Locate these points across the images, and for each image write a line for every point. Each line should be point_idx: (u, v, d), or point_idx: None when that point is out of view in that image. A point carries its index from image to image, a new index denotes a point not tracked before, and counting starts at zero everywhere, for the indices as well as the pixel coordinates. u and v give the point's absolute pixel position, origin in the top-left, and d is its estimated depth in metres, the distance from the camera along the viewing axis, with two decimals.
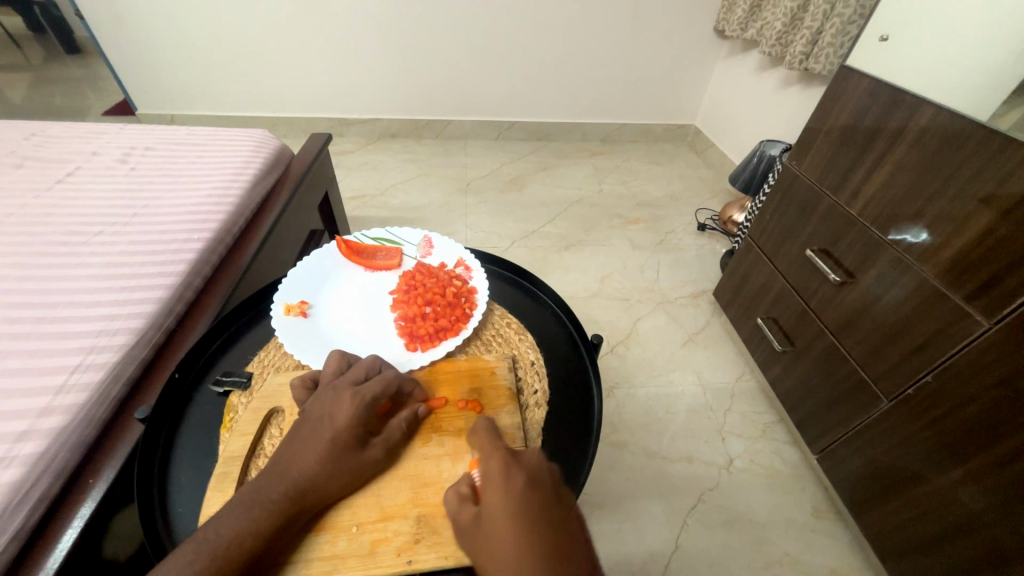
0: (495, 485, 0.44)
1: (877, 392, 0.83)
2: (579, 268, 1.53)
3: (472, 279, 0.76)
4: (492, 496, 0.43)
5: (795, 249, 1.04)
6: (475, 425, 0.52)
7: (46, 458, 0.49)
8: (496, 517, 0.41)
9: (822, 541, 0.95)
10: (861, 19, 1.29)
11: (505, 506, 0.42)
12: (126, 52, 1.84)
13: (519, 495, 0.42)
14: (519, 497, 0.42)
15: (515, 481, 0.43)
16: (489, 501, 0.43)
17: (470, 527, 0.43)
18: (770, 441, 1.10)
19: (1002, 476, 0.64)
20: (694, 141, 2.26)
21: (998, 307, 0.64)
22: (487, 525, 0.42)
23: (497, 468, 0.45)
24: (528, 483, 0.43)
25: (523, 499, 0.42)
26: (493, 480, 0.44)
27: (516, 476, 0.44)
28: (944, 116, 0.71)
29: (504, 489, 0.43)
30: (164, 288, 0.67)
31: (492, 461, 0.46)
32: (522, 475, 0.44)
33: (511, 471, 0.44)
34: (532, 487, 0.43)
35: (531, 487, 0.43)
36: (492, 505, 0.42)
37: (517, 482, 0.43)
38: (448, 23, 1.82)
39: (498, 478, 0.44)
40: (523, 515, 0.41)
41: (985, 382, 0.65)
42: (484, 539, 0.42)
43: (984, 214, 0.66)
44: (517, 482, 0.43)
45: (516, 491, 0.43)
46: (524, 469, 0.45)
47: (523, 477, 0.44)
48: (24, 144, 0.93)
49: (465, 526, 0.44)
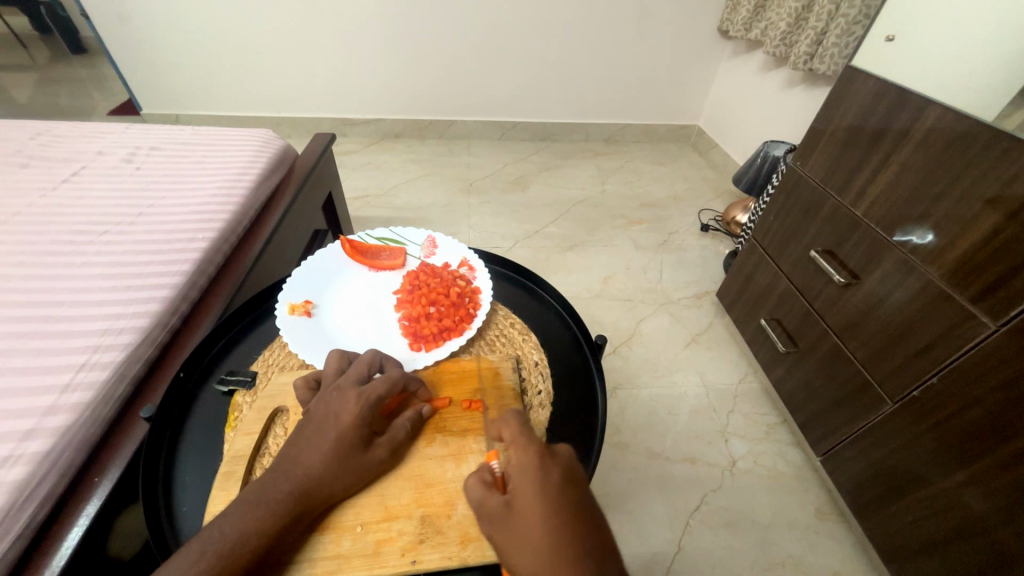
0: (529, 476, 0.43)
1: (882, 394, 0.82)
2: (582, 269, 1.53)
3: (476, 279, 0.76)
4: (526, 487, 0.42)
5: (799, 250, 1.03)
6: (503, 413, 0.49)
7: (53, 456, 0.50)
8: (532, 509, 0.41)
9: (825, 543, 0.95)
10: (866, 20, 1.28)
11: (542, 498, 0.41)
12: (131, 51, 1.84)
13: (556, 489, 0.42)
14: (556, 491, 0.41)
15: (551, 474, 0.42)
16: (522, 492, 0.42)
17: (498, 516, 0.42)
18: (773, 442, 1.10)
19: (1007, 479, 0.64)
20: (697, 142, 2.25)
21: (1003, 309, 0.64)
22: (519, 515, 0.41)
23: (531, 458, 0.44)
24: (564, 478, 0.43)
25: (560, 494, 0.41)
26: (526, 471, 0.43)
27: (552, 468, 0.43)
28: (950, 117, 0.71)
29: (541, 481, 0.42)
30: (170, 287, 0.68)
31: (525, 451, 0.44)
32: (557, 468, 0.43)
33: (546, 463, 0.43)
34: (567, 482, 0.43)
35: (567, 482, 0.43)
36: (527, 496, 0.41)
37: (553, 475, 0.42)
38: (452, 23, 1.83)
39: (532, 469, 0.43)
40: (559, 509, 0.40)
41: (990, 384, 0.65)
42: (515, 528, 0.41)
43: (990, 216, 0.66)
44: (553, 475, 0.43)
45: (553, 485, 0.42)
46: (559, 462, 0.44)
47: (557, 471, 0.43)
48: (30, 144, 0.94)
49: (491, 513, 0.43)
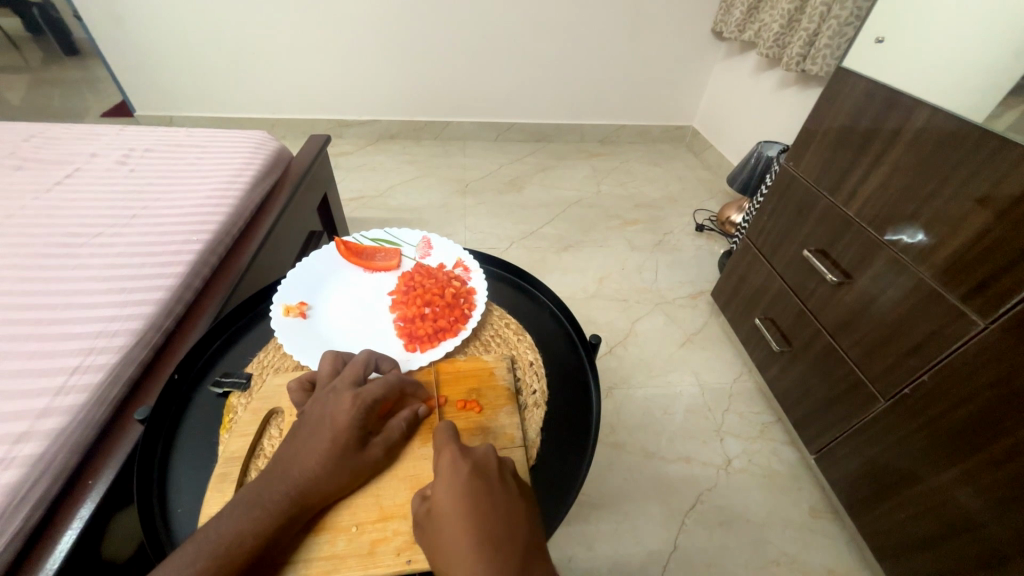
0: (442, 477, 0.44)
1: (875, 392, 0.83)
2: (578, 269, 1.54)
3: (471, 280, 0.76)
4: (439, 487, 0.44)
5: (792, 250, 1.04)
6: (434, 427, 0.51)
7: (46, 459, 0.50)
8: (443, 507, 0.42)
9: (819, 541, 0.95)
10: (857, 21, 1.29)
11: (451, 494, 0.43)
12: (124, 53, 1.84)
13: (464, 485, 0.43)
14: (463, 486, 0.43)
15: (461, 470, 0.44)
16: (437, 491, 0.44)
17: (422, 522, 0.44)
18: (768, 441, 1.11)
19: (998, 476, 0.64)
20: (692, 142, 2.27)
21: (994, 307, 0.65)
22: (436, 517, 0.42)
23: (445, 459, 0.46)
24: (474, 472, 0.44)
25: (467, 488, 0.43)
26: (441, 472, 0.45)
27: (463, 465, 0.45)
28: (940, 117, 0.72)
29: (452, 478, 0.44)
30: (164, 289, 0.67)
31: (441, 453, 0.46)
32: (469, 464, 0.45)
33: (457, 461, 0.45)
34: (478, 475, 0.44)
35: (477, 476, 0.44)
36: (440, 495, 0.43)
37: (463, 471, 0.44)
38: (447, 25, 1.83)
39: (445, 469, 0.45)
40: (465, 503, 0.42)
41: (981, 382, 0.66)
42: (434, 530, 0.42)
43: (979, 215, 0.66)
44: (463, 471, 0.44)
45: (462, 480, 0.43)
46: (473, 458, 0.46)
47: (466, 468, 0.44)
48: (24, 145, 0.93)
49: (419, 520, 0.44)
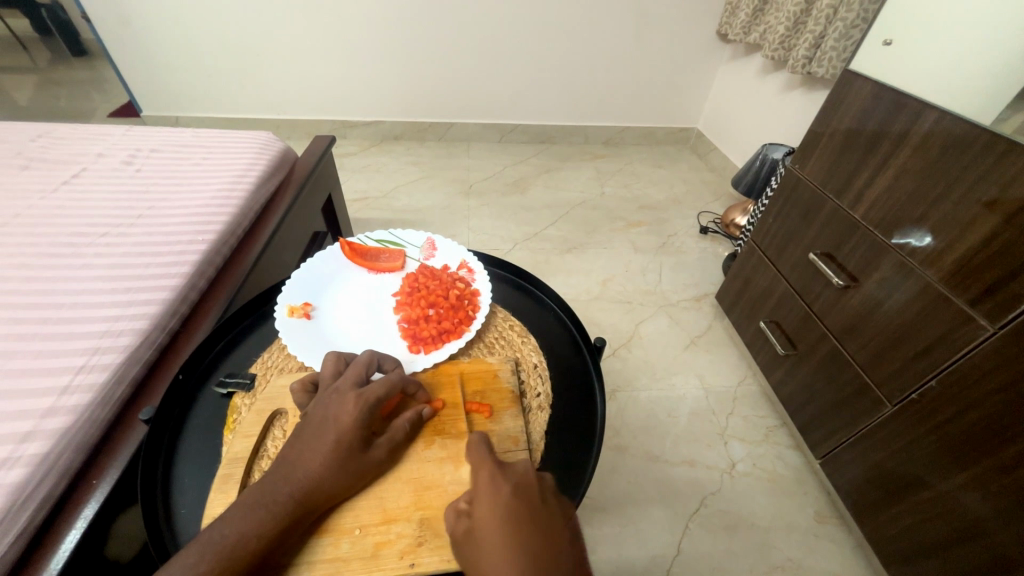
0: (484, 496, 0.44)
1: (881, 397, 0.82)
2: (581, 271, 1.54)
3: (475, 282, 0.76)
4: (482, 505, 0.44)
5: (797, 253, 1.03)
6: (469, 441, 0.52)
7: (51, 458, 0.50)
8: (486, 526, 0.42)
9: (825, 546, 0.94)
10: (864, 24, 1.29)
11: (494, 513, 0.42)
12: (131, 54, 1.85)
13: (506, 503, 0.43)
14: (506, 504, 0.43)
15: (503, 489, 0.44)
16: (479, 509, 0.44)
17: (460, 540, 0.44)
18: (773, 445, 1.10)
19: (1005, 483, 0.64)
20: (696, 144, 2.26)
21: (1002, 312, 0.64)
22: (479, 536, 0.42)
23: (486, 478, 0.46)
24: (517, 491, 0.44)
25: (511, 507, 0.43)
26: (482, 491, 0.45)
27: (504, 484, 0.45)
28: (948, 121, 0.71)
29: (494, 496, 0.44)
30: (170, 288, 0.68)
31: (482, 472, 0.47)
32: (510, 484, 0.45)
33: (498, 480, 0.45)
34: (520, 494, 0.44)
35: (519, 495, 0.44)
36: (483, 514, 0.43)
37: (504, 489, 0.44)
38: (451, 26, 1.83)
39: (486, 488, 0.45)
40: (510, 522, 0.42)
41: (989, 387, 0.65)
42: (476, 549, 0.42)
43: (987, 219, 0.66)
44: (505, 489, 0.44)
45: (505, 499, 0.43)
46: (514, 477, 0.46)
47: (508, 486, 0.45)
48: (31, 145, 0.94)
49: (459, 539, 0.43)
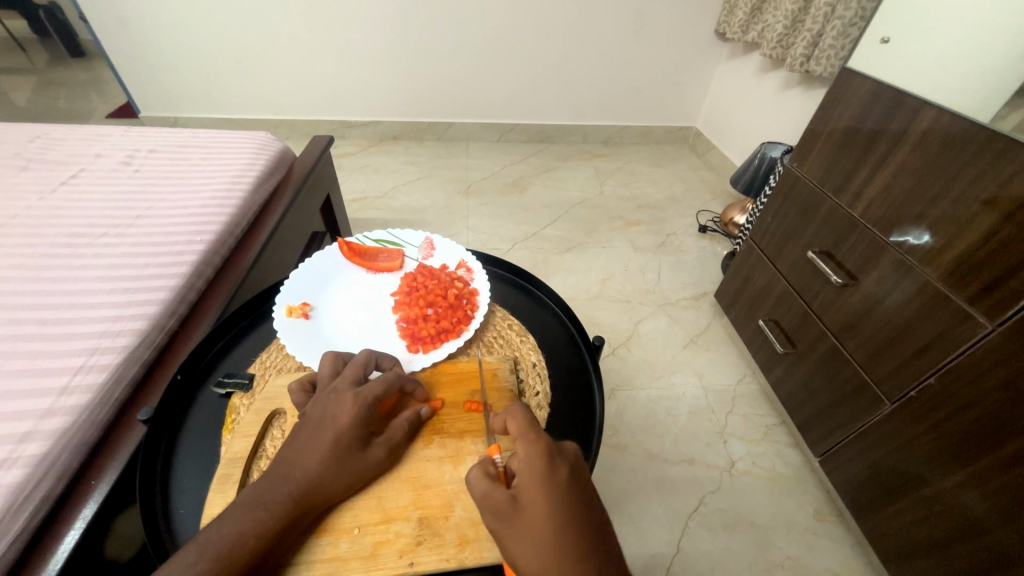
0: (538, 473, 0.42)
1: (880, 394, 0.82)
2: (581, 270, 1.54)
3: (473, 281, 0.76)
4: (535, 484, 0.42)
5: (796, 251, 1.03)
6: (509, 408, 0.48)
7: (50, 459, 0.50)
8: (542, 506, 0.41)
9: (824, 544, 0.95)
10: (861, 22, 1.29)
11: (550, 495, 0.41)
12: (129, 55, 1.85)
13: (564, 487, 0.42)
14: (564, 489, 0.42)
15: (560, 471, 0.43)
16: (531, 487, 0.42)
17: (503, 510, 0.42)
18: (772, 443, 1.10)
19: (1004, 480, 0.64)
20: (694, 143, 2.26)
21: (1000, 310, 0.64)
22: (529, 512, 0.41)
23: (541, 453, 0.43)
24: (572, 477, 0.43)
25: (567, 492, 0.42)
26: (534, 466, 0.43)
27: (561, 465, 0.43)
28: (947, 118, 0.71)
29: (549, 477, 0.42)
30: (168, 289, 0.68)
31: (535, 446, 0.44)
32: (566, 465, 0.43)
33: (555, 460, 0.43)
34: (574, 479, 0.43)
35: (574, 480, 0.43)
36: (536, 493, 0.42)
37: (562, 473, 0.43)
38: (449, 26, 1.83)
39: (541, 465, 0.43)
40: (568, 507, 0.41)
41: (987, 385, 0.65)
42: (523, 524, 0.41)
43: (986, 216, 0.66)
44: (561, 471, 0.43)
45: (562, 482, 0.42)
46: (567, 458, 0.44)
47: (565, 470, 0.43)
48: (29, 146, 0.94)
49: (497, 506, 0.42)
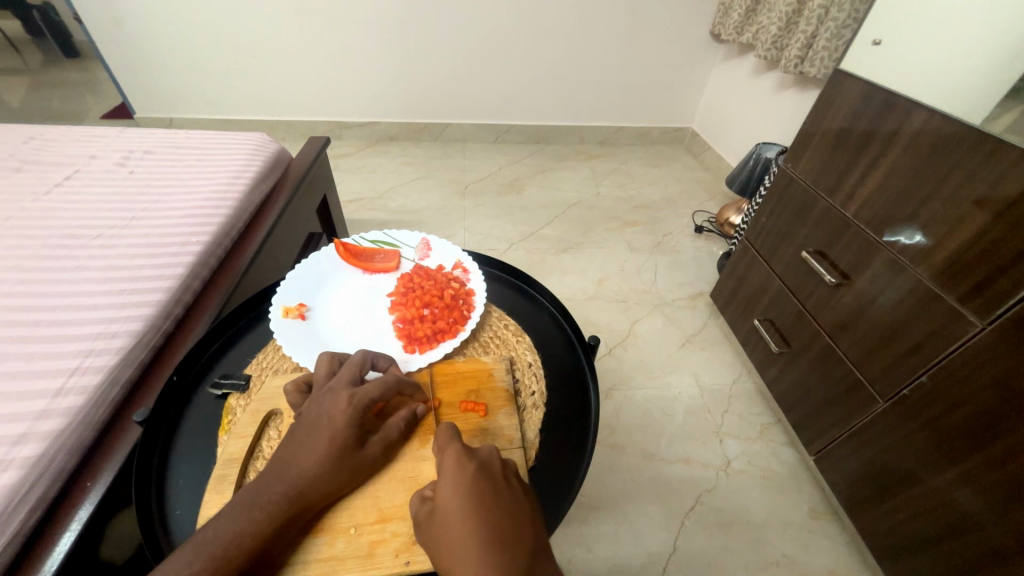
0: (447, 475, 0.44)
1: (874, 393, 0.83)
2: (577, 271, 1.54)
3: (470, 281, 0.76)
4: (445, 486, 0.44)
5: (791, 251, 1.04)
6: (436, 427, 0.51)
7: (45, 461, 0.50)
8: (449, 505, 0.42)
9: (820, 542, 0.95)
10: (854, 24, 1.30)
11: (456, 492, 0.43)
12: (124, 55, 1.84)
13: (471, 483, 0.43)
14: (471, 485, 0.43)
15: (467, 470, 0.44)
16: (441, 489, 0.44)
17: (427, 522, 0.44)
18: (768, 442, 1.11)
19: (997, 477, 0.64)
20: (690, 144, 2.27)
21: (993, 307, 0.65)
22: (442, 515, 0.42)
23: (449, 459, 0.45)
24: (481, 472, 0.44)
25: (472, 487, 0.43)
26: (445, 472, 0.45)
27: (468, 464, 0.45)
28: (938, 119, 0.72)
29: (457, 475, 0.44)
30: (164, 290, 0.67)
31: (445, 453, 0.46)
32: (474, 463, 0.45)
33: (462, 459, 0.45)
34: (484, 474, 0.44)
35: (482, 475, 0.44)
36: (445, 495, 0.43)
37: (468, 469, 0.44)
38: (446, 28, 1.84)
39: (450, 468, 0.45)
40: (471, 500, 0.42)
41: (979, 382, 0.66)
42: (438, 528, 0.42)
43: (977, 216, 0.66)
44: (468, 469, 0.44)
45: (468, 480, 0.43)
46: (478, 457, 0.46)
47: (473, 467, 0.44)
48: (23, 148, 0.93)
49: (422, 522, 0.44)
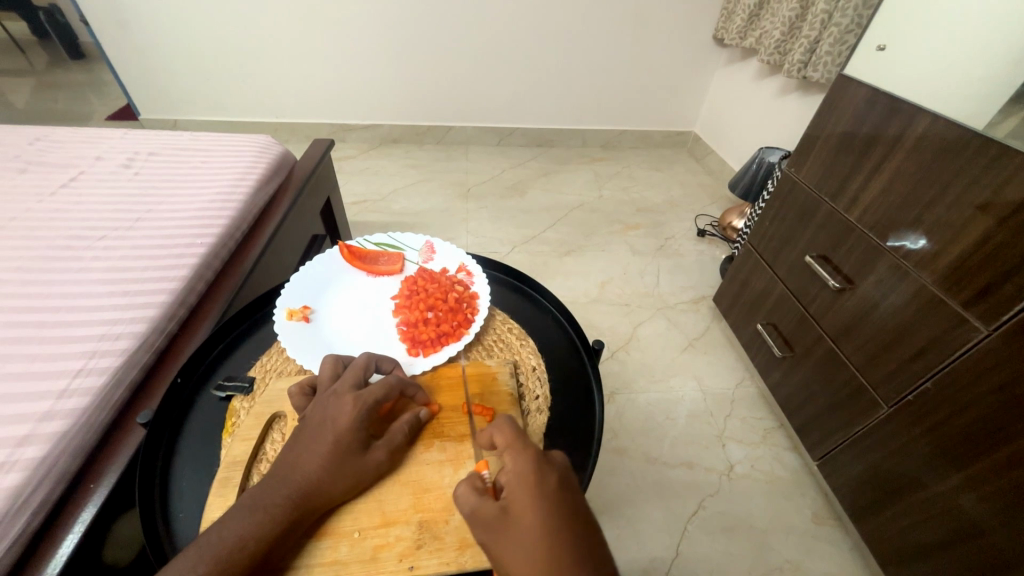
0: (525, 478, 0.43)
1: (877, 399, 0.83)
2: (580, 274, 1.54)
3: (473, 285, 0.76)
4: (524, 490, 0.42)
5: (794, 255, 1.04)
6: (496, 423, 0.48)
7: (48, 463, 0.49)
8: (529, 512, 0.41)
9: (823, 547, 0.95)
10: (858, 29, 1.30)
11: (537, 500, 0.41)
12: (128, 57, 1.85)
13: (553, 492, 0.42)
14: (553, 495, 0.42)
15: (548, 479, 0.43)
16: (518, 493, 0.42)
17: (492, 521, 0.42)
18: (770, 447, 1.10)
19: (1001, 483, 0.64)
20: (693, 148, 2.28)
21: (997, 313, 0.65)
22: (517, 519, 0.41)
23: (528, 462, 0.44)
24: (560, 483, 0.43)
25: (555, 495, 0.42)
26: (522, 476, 0.43)
27: (548, 473, 0.43)
28: (941, 124, 0.72)
29: (538, 482, 0.42)
30: (167, 292, 0.67)
31: (521, 455, 0.45)
32: (555, 473, 0.44)
33: (542, 467, 0.44)
34: (563, 485, 0.43)
35: (564, 487, 0.43)
36: (524, 501, 0.41)
37: (549, 479, 0.43)
38: (449, 31, 1.84)
39: (529, 475, 0.43)
40: (554, 510, 0.41)
41: (984, 388, 0.65)
42: (511, 532, 0.41)
43: (981, 221, 0.66)
44: (549, 477, 0.43)
45: (549, 489, 0.42)
46: (554, 466, 0.44)
47: (553, 475, 0.43)
48: (28, 149, 0.93)
49: (487, 520, 0.42)
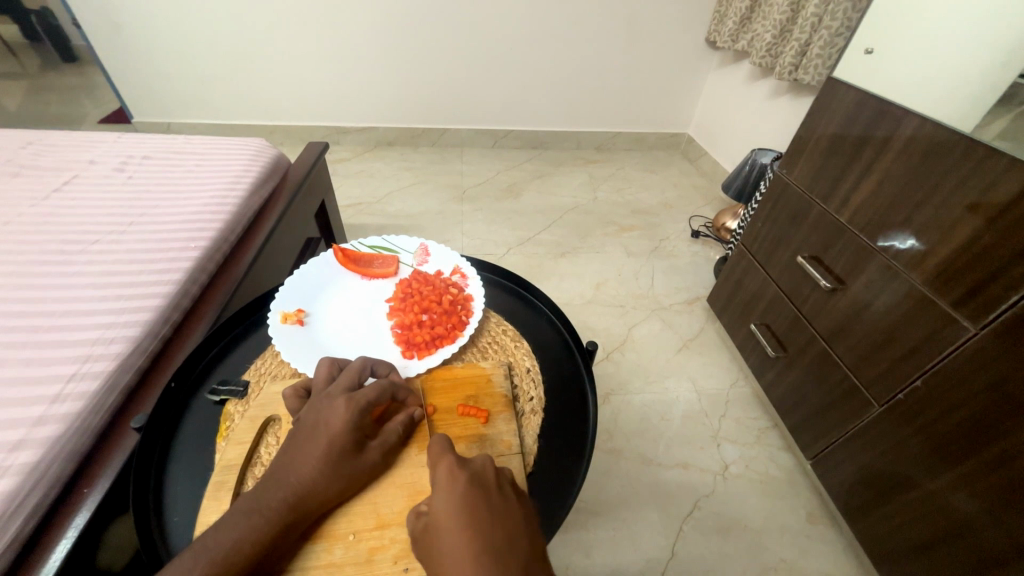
0: (439, 488, 0.44)
1: (869, 398, 0.84)
2: (575, 276, 1.55)
3: (468, 287, 0.77)
4: (438, 498, 0.43)
5: (786, 256, 1.05)
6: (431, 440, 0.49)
7: (41, 468, 0.49)
8: (440, 521, 0.41)
9: (818, 547, 0.95)
10: (847, 32, 1.31)
11: (447, 505, 0.42)
12: (122, 60, 1.84)
13: (462, 493, 0.42)
14: (463, 496, 0.42)
15: (457, 482, 0.43)
16: (434, 502, 0.43)
17: (421, 537, 0.43)
18: (765, 447, 1.11)
19: (991, 481, 0.65)
20: (687, 149, 2.29)
21: (984, 313, 0.66)
22: (434, 528, 0.41)
23: (443, 470, 0.45)
24: (472, 482, 0.43)
25: (463, 496, 0.42)
26: (439, 484, 0.44)
27: (460, 477, 0.44)
28: (929, 126, 0.73)
29: (449, 488, 0.43)
30: (161, 295, 0.67)
31: (439, 465, 0.46)
32: (466, 475, 0.44)
33: (455, 472, 0.44)
34: (475, 486, 0.43)
35: (473, 486, 0.43)
36: (437, 509, 0.42)
37: (459, 482, 0.43)
38: (444, 34, 1.85)
39: (442, 483, 0.44)
40: (463, 510, 0.41)
41: (973, 388, 0.67)
42: (432, 544, 0.41)
43: (970, 222, 0.67)
44: (460, 481, 0.43)
45: (460, 492, 0.42)
46: (469, 469, 0.45)
47: (465, 478, 0.44)
48: (22, 152, 0.93)
49: (418, 537, 0.43)
